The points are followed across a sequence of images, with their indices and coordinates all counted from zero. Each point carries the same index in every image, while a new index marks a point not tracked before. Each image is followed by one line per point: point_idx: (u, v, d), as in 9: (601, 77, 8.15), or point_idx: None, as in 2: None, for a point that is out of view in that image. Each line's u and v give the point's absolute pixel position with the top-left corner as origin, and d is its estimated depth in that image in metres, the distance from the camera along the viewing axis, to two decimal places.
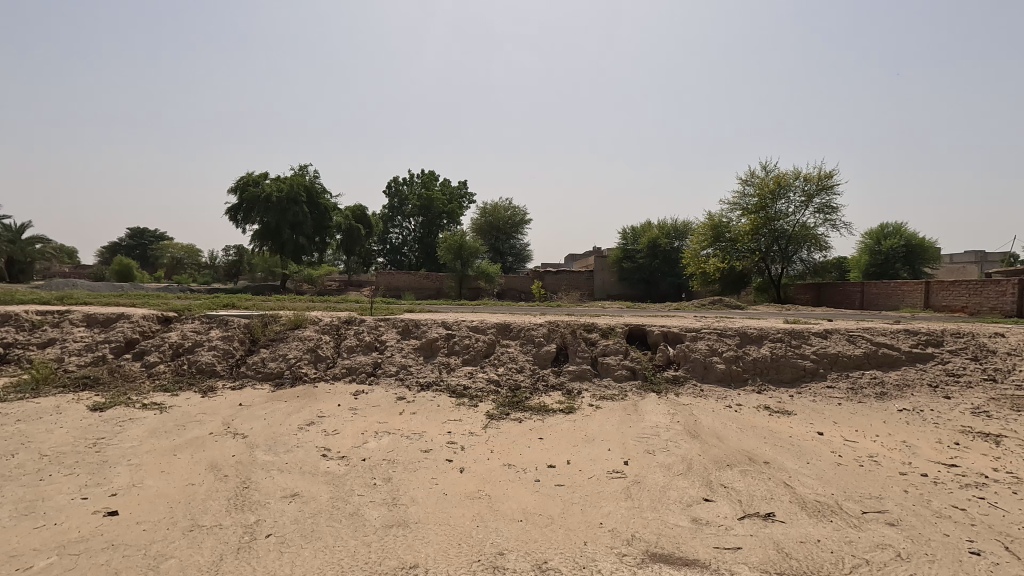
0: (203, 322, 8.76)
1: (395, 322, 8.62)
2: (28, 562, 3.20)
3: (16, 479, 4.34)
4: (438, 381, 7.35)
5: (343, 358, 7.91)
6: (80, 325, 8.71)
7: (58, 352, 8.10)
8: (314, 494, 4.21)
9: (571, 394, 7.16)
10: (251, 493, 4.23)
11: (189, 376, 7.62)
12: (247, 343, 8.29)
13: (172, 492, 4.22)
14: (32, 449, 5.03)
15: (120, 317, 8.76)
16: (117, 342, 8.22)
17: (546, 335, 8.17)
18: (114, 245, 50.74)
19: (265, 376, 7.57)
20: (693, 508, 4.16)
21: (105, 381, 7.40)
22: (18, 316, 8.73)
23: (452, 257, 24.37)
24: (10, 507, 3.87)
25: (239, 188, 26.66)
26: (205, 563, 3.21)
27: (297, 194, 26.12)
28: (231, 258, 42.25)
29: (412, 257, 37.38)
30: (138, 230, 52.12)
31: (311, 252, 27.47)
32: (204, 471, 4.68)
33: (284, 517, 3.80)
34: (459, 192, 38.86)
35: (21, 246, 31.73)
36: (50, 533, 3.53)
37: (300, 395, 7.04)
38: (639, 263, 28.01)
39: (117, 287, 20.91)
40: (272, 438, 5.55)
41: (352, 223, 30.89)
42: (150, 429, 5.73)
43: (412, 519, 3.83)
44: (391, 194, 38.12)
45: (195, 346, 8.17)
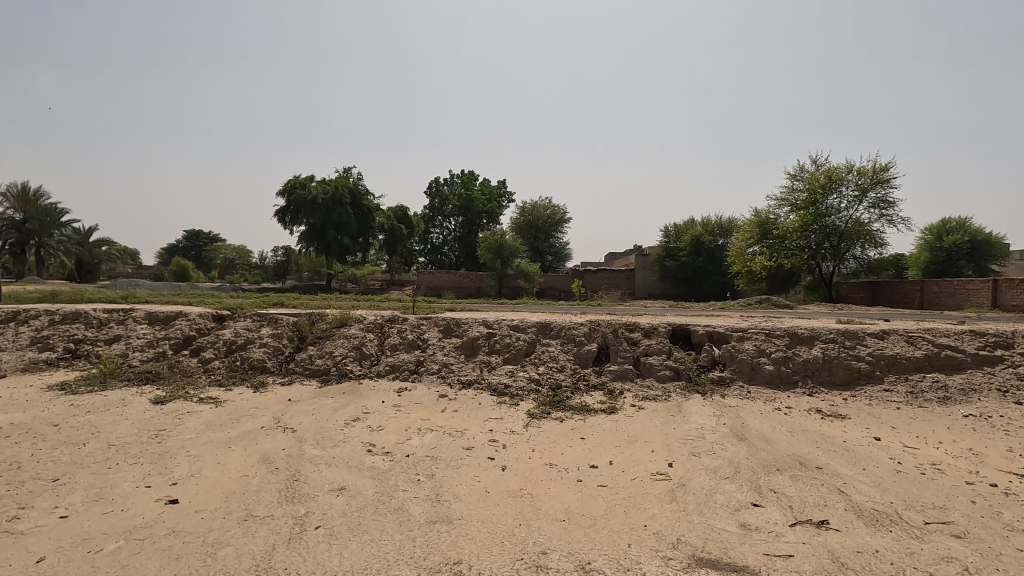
0: (255, 321, 9.10)
1: (437, 321, 8.75)
2: (98, 545, 3.40)
3: (87, 467, 4.63)
4: (479, 379, 7.40)
5: (387, 355, 8.09)
6: (143, 322, 9.20)
7: (123, 347, 8.58)
8: (360, 488, 4.32)
9: (613, 394, 7.07)
10: (302, 485, 4.37)
11: (242, 371, 7.94)
12: (296, 340, 8.59)
13: (229, 483, 4.41)
14: (100, 439, 5.34)
15: (178, 315, 9.23)
16: (176, 339, 8.67)
17: (588, 334, 8.12)
18: (171, 245, 53.37)
19: (312, 372, 7.81)
20: (741, 512, 4.05)
21: (165, 375, 7.79)
22: (87, 314, 9.33)
23: (491, 257, 24.67)
24: (83, 493, 4.14)
25: (286, 192, 27.77)
26: (259, 552, 3.33)
27: (341, 196, 26.88)
28: (280, 259, 44.06)
29: (453, 255, 37.90)
30: (194, 234, 54.95)
31: (355, 253, 28.18)
32: (258, 463, 4.87)
33: (332, 510, 3.91)
34: (498, 192, 38.95)
35: (90, 248, 34.08)
36: (119, 518, 3.74)
37: (346, 391, 7.22)
38: (682, 261, 27.48)
39: (175, 287, 21.67)
40: (320, 433, 5.71)
41: (393, 224, 31.43)
42: (206, 422, 6.00)
43: (456, 515, 3.88)
44: (431, 196, 38.68)
45: (248, 343, 8.50)
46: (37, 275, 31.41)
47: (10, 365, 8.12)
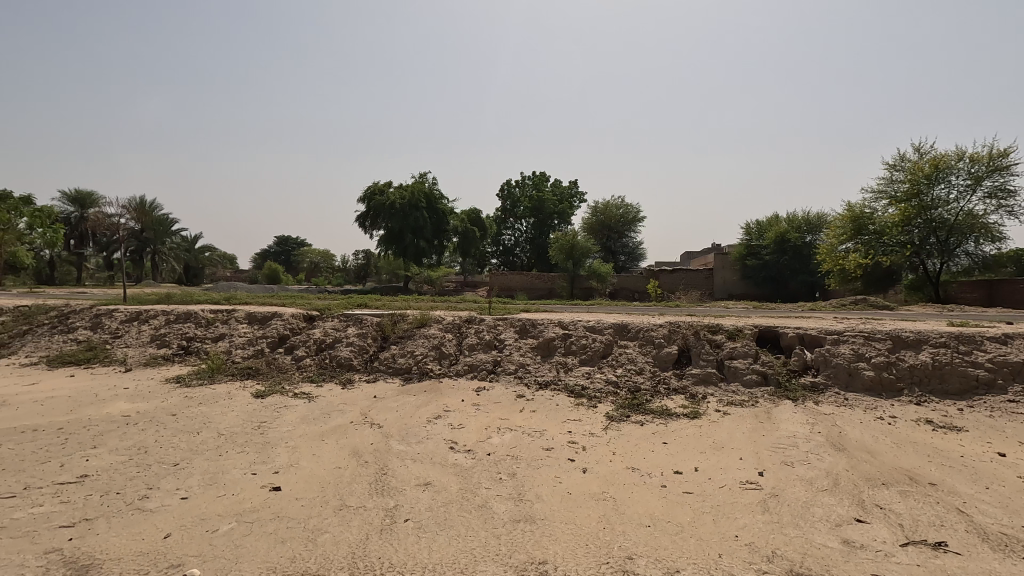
0: (342, 321, 9.61)
1: (513, 321, 8.84)
2: (215, 525, 3.71)
3: (202, 454, 5.09)
4: (556, 380, 7.40)
5: (465, 355, 8.27)
6: (244, 322, 9.97)
7: (227, 345, 9.34)
8: (445, 484, 4.44)
9: (695, 398, 6.84)
10: (390, 479, 4.56)
11: (331, 368, 8.41)
12: (379, 339, 8.99)
13: (324, 473, 4.68)
14: (212, 428, 5.85)
15: (274, 316, 9.92)
16: (273, 337, 9.33)
17: (667, 336, 7.90)
18: (264, 251, 57.47)
19: (395, 371, 8.13)
20: (843, 528, 3.78)
21: (264, 371, 8.40)
22: (197, 314, 10.25)
23: (564, 257, 24.90)
24: (199, 476, 4.54)
25: (366, 198, 29.18)
26: (354, 540, 3.51)
27: (417, 200, 27.80)
28: (361, 263, 46.22)
29: (525, 257, 38.15)
30: (284, 240, 58.90)
31: (431, 255, 29.02)
32: (349, 456, 5.14)
33: (419, 504, 4.05)
34: (570, 192, 38.76)
35: (196, 254, 37.36)
36: (231, 501, 4.08)
37: (427, 389, 7.45)
38: (765, 260, 26.07)
39: (269, 287, 27.14)
40: (404, 429, 5.94)
41: (467, 226, 32.03)
42: (302, 415, 6.41)
43: (539, 515, 3.90)
44: (503, 198, 39.11)
45: (336, 342, 8.99)
46: (152, 279, 34.80)
47: (134, 360, 9.06)
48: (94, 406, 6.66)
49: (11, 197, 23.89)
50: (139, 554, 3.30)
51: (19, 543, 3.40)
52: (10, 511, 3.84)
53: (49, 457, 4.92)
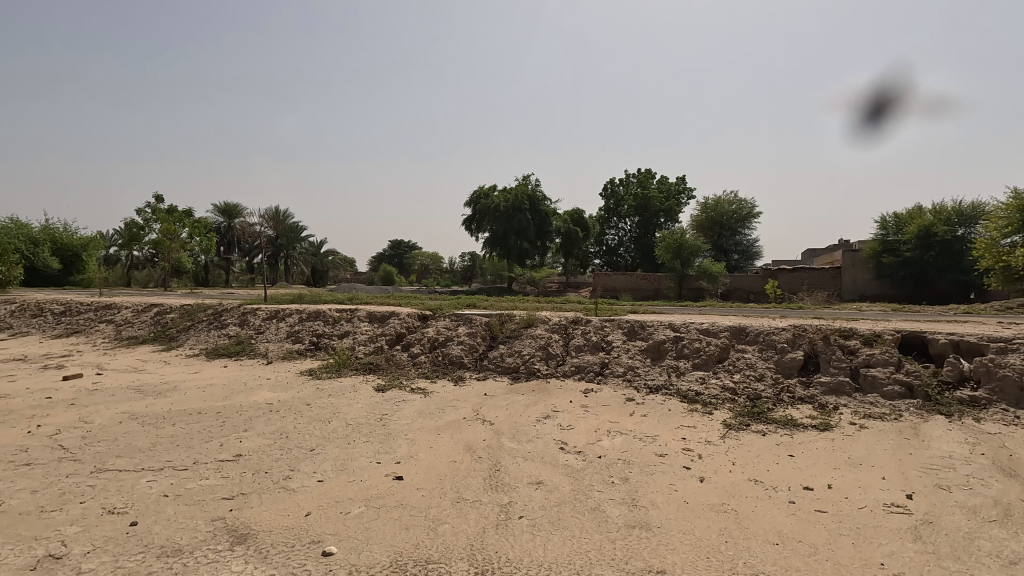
0: (452, 320, 10.02)
1: (621, 323, 8.68)
2: (347, 507, 4.03)
3: (333, 441, 5.56)
4: (667, 385, 7.15)
5: (572, 356, 8.26)
6: (365, 320, 10.74)
7: (351, 341, 10.12)
8: (557, 484, 4.47)
9: (825, 409, 6.27)
10: (503, 475, 4.68)
11: (443, 366, 8.79)
12: (488, 339, 9.25)
13: (441, 466, 4.91)
14: (341, 418, 6.37)
15: (392, 315, 10.58)
16: (391, 334, 9.95)
17: (792, 341, 7.32)
18: (379, 254, 61.49)
19: (503, 370, 8.33)
20: (1020, 566, 3.26)
21: (384, 367, 8.99)
22: (325, 313, 11.21)
23: (671, 257, 23.97)
24: (332, 462, 4.97)
25: (473, 202, 30.25)
26: (472, 532, 3.64)
27: (521, 202, 28.26)
28: (467, 264, 47.91)
29: (629, 257, 37.30)
30: (397, 243, 62.58)
31: (534, 256, 29.32)
32: (463, 450, 5.35)
33: (533, 502, 4.11)
34: (677, 188, 37.29)
35: (322, 258, 40.89)
36: (360, 487, 4.42)
37: (535, 389, 7.54)
38: (905, 256, 23.19)
39: (387, 287, 31.94)
40: (514, 427, 6.05)
41: (569, 227, 31.91)
42: (419, 409, 6.77)
43: (655, 523, 3.79)
44: (606, 197, 38.48)
45: (448, 341, 9.39)
46: (285, 281, 38.65)
47: (274, 353, 10.12)
48: (244, 394, 7.53)
49: (176, 210, 27.71)
50: (286, 528, 3.68)
51: (192, 511, 3.94)
52: (184, 482, 4.46)
53: (211, 437, 5.64)
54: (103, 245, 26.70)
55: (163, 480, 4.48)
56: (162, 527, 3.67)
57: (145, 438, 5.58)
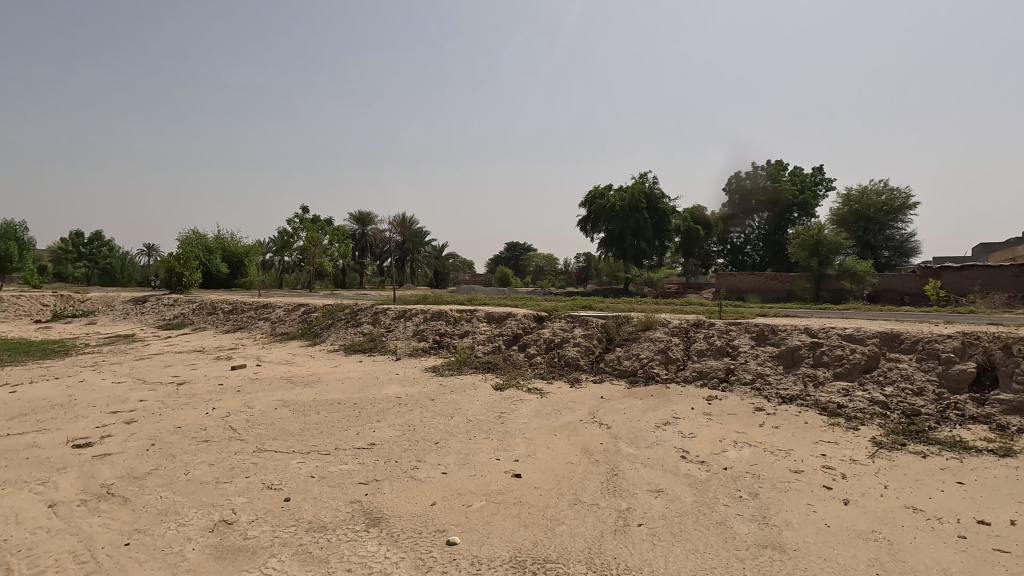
0: (568, 322, 10.04)
1: (749, 326, 8.11)
2: (469, 500, 4.20)
3: (456, 436, 5.82)
4: (803, 396, 6.55)
5: (694, 361, 7.87)
6: (483, 321, 11.13)
7: (471, 341, 10.54)
8: (678, 494, 4.28)
9: (1006, 431, 5.34)
10: (621, 480, 4.59)
11: (559, 367, 8.83)
12: (604, 341, 9.14)
13: (558, 467, 4.93)
14: (462, 414, 6.66)
15: (509, 316, 10.86)
16: (508, 335, 10.22)
17: (960, 350, 6.33)
18: (497, 256, 63.40)
19: (620, 373, 8.17)
20: None
21: (501, 366, 9.24)
22: (447, 313, 11.79)
23: (806, 253, 22.14)
24: (455, 456, 5.21)
25: (588, 202, 30.19)
26: (590, 536, 3.62)
27: (638, 201, 27.56)
28: (583, 265, 47.73)
29: (757, 255, 34.77)
30: (513, 245, 64.04)
31: (652, 256, 28.41)
32: (580, 453, 5.33)
33: (653, 511, 3.98)
34: (813, 179, 34.03)
35: (444, 260, 43.11)
36: (481, 481, 4.58)
37: (654, 394, 7.31)
38: None
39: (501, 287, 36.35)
40: (632, 432, 5.92)
41: (690, 225, 30.40)
42: (536, 409, 6.86)
43: (790, 545, 3.48)
44: (731, 192, 36.16)
45: (563, 342, 9.42)
46: (410, 283, 41.31)
47: (402, 350, 10.86)
48: (376, 388, 8.17)
49: (319, 219, 30.80)
50: (415, 515, 3.92)
51: (335, 492, 4.35)
52: (327, 465, 4.95)
53: (349, 426, 6.19)
54: (261, 252, 30.47)
55: (310, 462, 5.00)
56: (310, 504, 4.10)
57: (296, 423, 6.28)
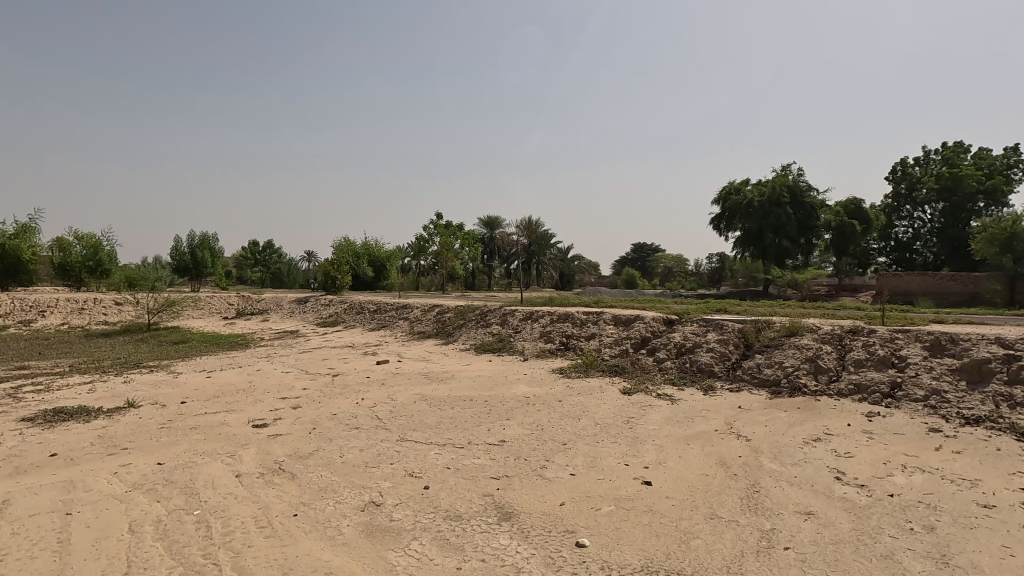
0: (701, 326, 9.54)
1: (919, 335, 7.07)
2: (598, 504, 4.17)
3: (583, 438, 5.81)
4: (993, 418, 5.55)
5: (850, 372, 7.05)
6: (610, 323, 10.98)
7: (597, 343, 10.45)
8: (832, 519, 3.86)
9: None
10: (763, 498, 4.25)
11: (691, 373, 8.41)
12: (742, 347, 8.54)
13: (691, 478, 4.70)
14: (589, 417, 6.62)
15: (637, 319, 10.60)
16: (636, 339, 9.97)
17: None
18: (623, 258, 62.17)
19: (761, 382, 7.57)
20: None
21: (629, 369, 9.03)
22: (573, 315, 11.82)
23: (996, 251, 18.58)
24: (582, 458, 5.19)
25: (722, 199, 28.57)
26: (729, 553, 3.41)
27: (779, 195, 25.40)
28: (716, 267, 45.07)
29: (930, 252, 30.19)
30: (640, 246, 62.29)
31: (797, 255, 25.95)
32: (716, 465, 5.03)
33: (801, 534, 3.64)
34: (1006, 161, 28.73)
35: (569, 262, 43.24)
36: (610, 486, 4.52)
37: (801, 406, 6.67)
38: None
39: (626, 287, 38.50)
40: (776, 446, 5.46)
41: (843, 220, 27.18)
42: (666, 416, 6.60)
43: None
44: (895, 180, 31.74)
45: (696, 347, 8.97)
46: (536, 285, 42.04)
47: (529, 351, 11.08)
48: (505, 387, 8.42)
49: (452, 225, 32.57)
50: (544, 514, 3.98)
51: (469, 484, 4.57)
52: (461, 458, 5.21)
53: (481, 422, 6.46)
54: (401, 257, 32.94)
55: (446, 454, 5.30)
56: (446, 494, 4.35)
57: (433, 417, 6.69)
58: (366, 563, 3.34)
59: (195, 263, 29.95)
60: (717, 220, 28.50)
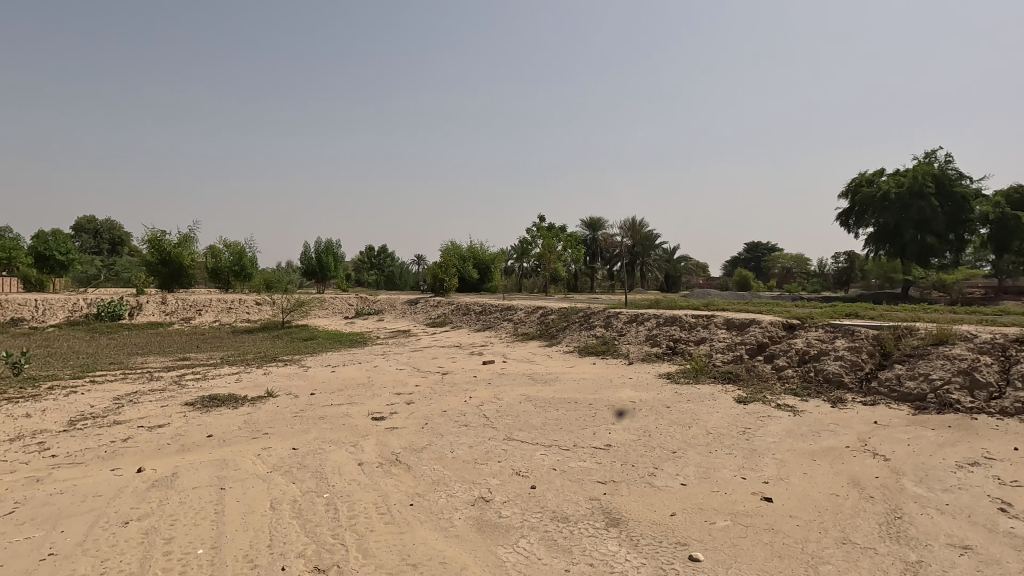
0: (828, 332, 8.75)
1: None
2: (712, 518, 3.96)
3: (694, 447, 5.56)
4: None
5: (1016, 389, 6.10)
6: (722, 328, 10.42)
7: (707, 348, 9.95)
8: (997, 556, 3.36)
9: None
10: (907, 526, 3.80)
11: (816, 383, 7.72)
12: (877, 356, 7.71)
13: (818, 497, 4.32)
14: (701, 425, 6.33)
15: (752, 323, 9.96)
16: (751, 344, 9.36)
17: None
18: (735, 258, 58.67)
19: (901, 396, 6.78)
20: None
21: (744, 377, 8.48)
22: (682, 319, 11.36)
23: None
24: (694, 468, 4.97)
25: (851, 192, 26.03)
26: None
27: (922, 186, 22.59)
28: (844, 267, 41.05)
29: None
30: (754, 245, 58.38)
31: (944, 253, 22.89)
32: (848, 484, 4.58)
33: (957, 571, 3.20)
34: None
35: (676, 263, 41.63)
36: (725, 499, 4.29)
37: (953, 425, 5.87)
38: None
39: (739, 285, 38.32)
40: (921, 469, 4.85)
41: (1005, 211, 23.52)
42: (787, 428, 6.13)
43: None
44: None
45: (821, 355, 8.24)
46: (641, 287, 40.95)
47: (635, 354, 10.82)
48: (610, 390, 8.29)
49: (554, 227, 32.73)
50: (654, 523, 3.87)
51: (576, 487, 4.56)
52: (567, 460, 5.21)
53: (586, 425, 6.42)
54: (505, 259, 33.67)
55: (552, 456, 5.33)
56: (553, 495, 4.37)
57: (538, 418, 6.76)
58: (477, 556, 3.45)
59: (321, 267, 32.80)
60: (845, 216, 26.13)
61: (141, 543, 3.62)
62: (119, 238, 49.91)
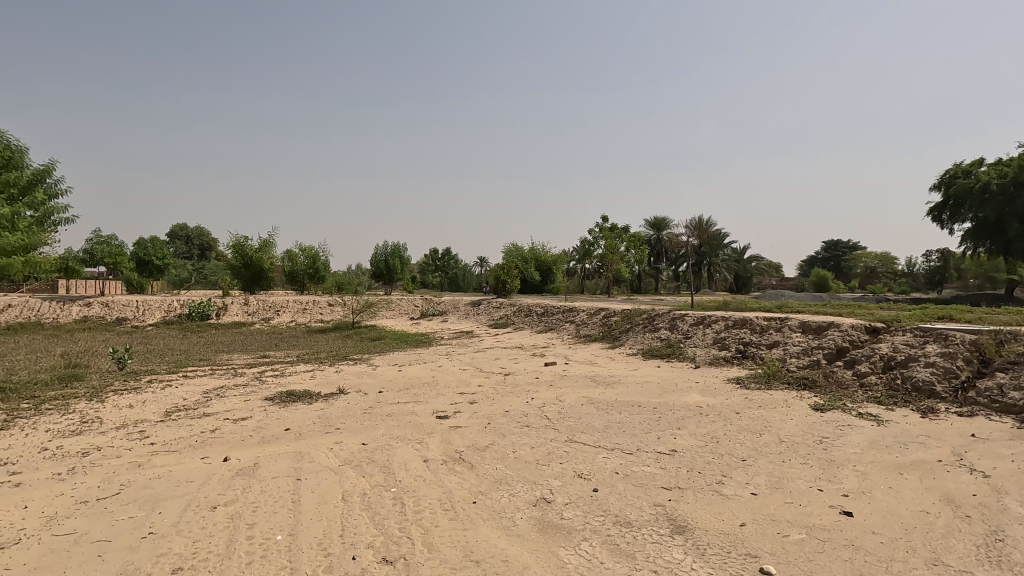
0: (917, 336, 8.13)
1: None
2: (786, 530, 3.77)
3: (766, 455, 5.31)
4: None
5: None
6: (797, 331, 9.89)
7: (780, 352, 9.47)
8: None
9: None
10: (1009, 548, 3.47)
11: (904, 391, 7.17)
12: (975, 363, 7.09)
13: (905, 513, 4.02)
14: (774, 433, 6.03)
15: (830, 326, 9.40)
16: (829, 349, 8.82)
17: None
18: (812, 258, 55.51)
19: (1004, 407, 6.19)
20: None
21: (821, 383, 7.99)
22: (752, 321, 10.88)
23: None
24: (766, 477, 4.76)
25: (945, 185, 24.10)
26: None
27: None
28: (936, 266, 37.91)
29: None
30: (833, 244, 55.00)
31: None
32: (940, 501, 4.23)
33: None
34: None
35: (746, 264, 39.95)
36: (800, 511, 4.07)
37: None
38: None
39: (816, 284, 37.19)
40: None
41: None
42: (870, 439, 5.73)
43: None
44: None
45: (909, 361, 7.65)
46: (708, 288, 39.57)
47: (701, 358, 10.46)
48: (676, 394, 8.06)
49: (617, 227, 32.25)
50: (722, 533, 3.73)
51: (639, 491, 4.47)
52: (630, 464, 5.12)
53: (650, 430, 6.28)
54: (567, 260, 33.51)
55: (614, 459, 5.26)
56: (615, 498, 4.32)
57: (600, 421, 6.69)
58: (539, 556, 3.47)
59: (388, 270, 33.98)
60: (938, 210, 24.21)
61: (227, 526, 3.90)
62: (208, 244, 53.75)
